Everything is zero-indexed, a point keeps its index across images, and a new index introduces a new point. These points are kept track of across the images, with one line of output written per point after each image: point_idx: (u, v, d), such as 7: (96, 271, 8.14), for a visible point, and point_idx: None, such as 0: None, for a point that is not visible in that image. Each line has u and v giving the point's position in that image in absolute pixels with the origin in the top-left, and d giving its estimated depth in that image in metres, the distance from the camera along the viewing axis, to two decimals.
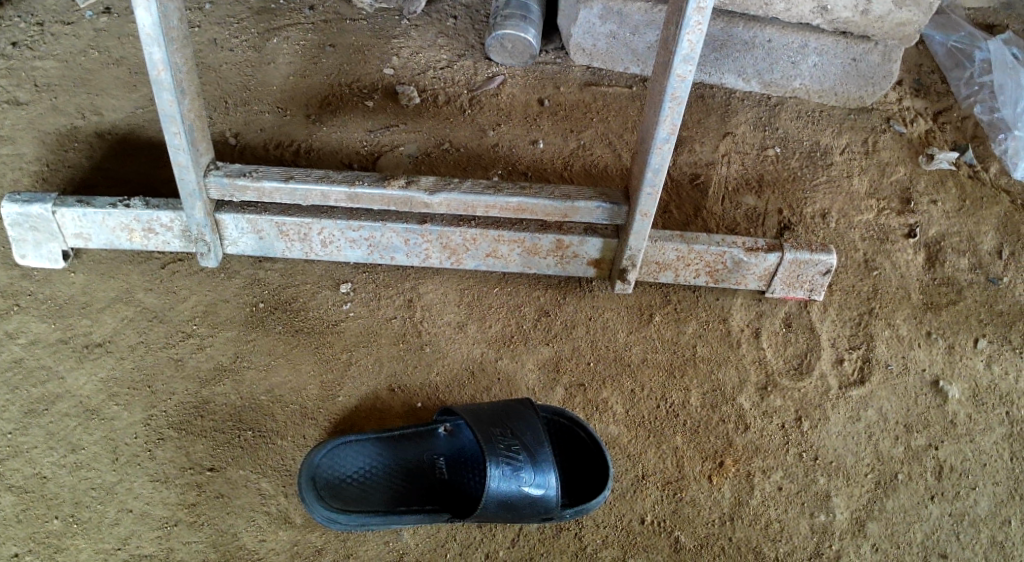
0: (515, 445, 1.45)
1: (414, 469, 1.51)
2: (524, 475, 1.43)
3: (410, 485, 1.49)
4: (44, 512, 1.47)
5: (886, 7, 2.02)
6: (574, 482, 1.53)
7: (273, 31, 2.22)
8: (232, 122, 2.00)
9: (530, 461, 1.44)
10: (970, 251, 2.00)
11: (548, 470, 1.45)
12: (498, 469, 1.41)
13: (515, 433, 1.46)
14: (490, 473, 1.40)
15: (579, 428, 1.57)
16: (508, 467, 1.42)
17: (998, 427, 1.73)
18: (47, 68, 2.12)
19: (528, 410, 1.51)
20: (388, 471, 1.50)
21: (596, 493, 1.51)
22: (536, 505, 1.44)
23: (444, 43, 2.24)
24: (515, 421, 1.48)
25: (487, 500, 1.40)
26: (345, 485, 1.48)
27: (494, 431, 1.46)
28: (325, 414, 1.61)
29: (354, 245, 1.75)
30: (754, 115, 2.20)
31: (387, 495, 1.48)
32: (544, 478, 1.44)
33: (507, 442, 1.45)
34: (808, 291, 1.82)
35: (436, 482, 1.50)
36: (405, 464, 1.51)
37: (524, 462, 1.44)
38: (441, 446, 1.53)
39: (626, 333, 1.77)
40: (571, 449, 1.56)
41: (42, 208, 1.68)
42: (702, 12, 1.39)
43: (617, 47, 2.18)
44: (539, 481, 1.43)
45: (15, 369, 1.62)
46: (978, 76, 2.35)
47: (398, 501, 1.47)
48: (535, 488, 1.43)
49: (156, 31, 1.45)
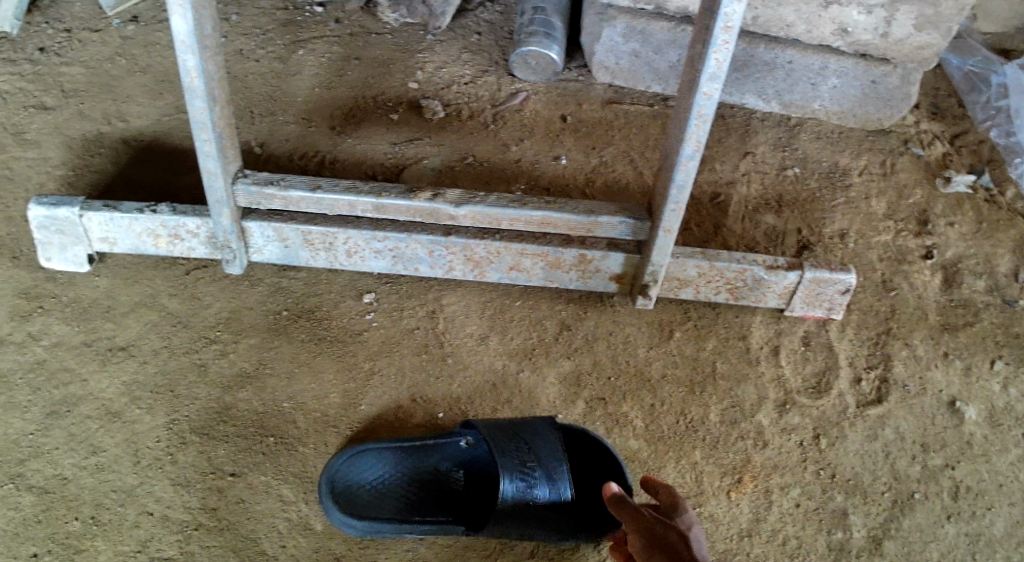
0: (530, 458, 1.44)
1: (429, 479, 1.52)
2: (538, 491, 1.42)
3: (424, 495, 1.50)
4: (64, 512, 1.47)
5: (906, 30, 2.04)
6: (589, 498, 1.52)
7: (299, 43, 2.24)
8: (258, 132, 2.02)
9: (545, 477, 1.43)
10: (986, 273, 2.01)
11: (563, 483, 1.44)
12: (511, 483, 1.41)
13: (531, 445, 1.46)
14: (503, 486, 1.41)
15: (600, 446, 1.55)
16: (522, 478, 1.42)
17: (1015, 448, 1.73)
18: (74, 74, 2.14)
19: (546, 424, 1.50)
20: (403, 479, 1.51)
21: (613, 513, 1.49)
22: (549, 517, 1.43)
23: (468, 58, 2.26)
24: (531, 433, 1.48)
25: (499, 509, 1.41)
26: (359, 491, 1.49)
27: (509, 443, 1.46)
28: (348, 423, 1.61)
29: (378, 256, 1.76)
30: (773, 136, 2.22)
31: (400, 504, 1.49)
32: (558, 493, 1.43)
33: (523, 456, 1.44)
34: (827, 310, 1.84)
35: (451, 493, 1.51)
36: (420, 474, 1.52)
37: (539, 478, 1.43)
38: (458, 457, 1.54)
39: (646, 348, 1.78)
40: (587, 466, 1.55)
41: (69, 212, 1.70)
42: (729, 32, 1.41)
43: (639, 65, 2.20)
44: (551, 495, 1.43)
45: (37, 370, 1.63)
46: (995, 100, 2.37)
47: (411, 510, 1.48)
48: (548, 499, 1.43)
49: (191, 38, 1.47)
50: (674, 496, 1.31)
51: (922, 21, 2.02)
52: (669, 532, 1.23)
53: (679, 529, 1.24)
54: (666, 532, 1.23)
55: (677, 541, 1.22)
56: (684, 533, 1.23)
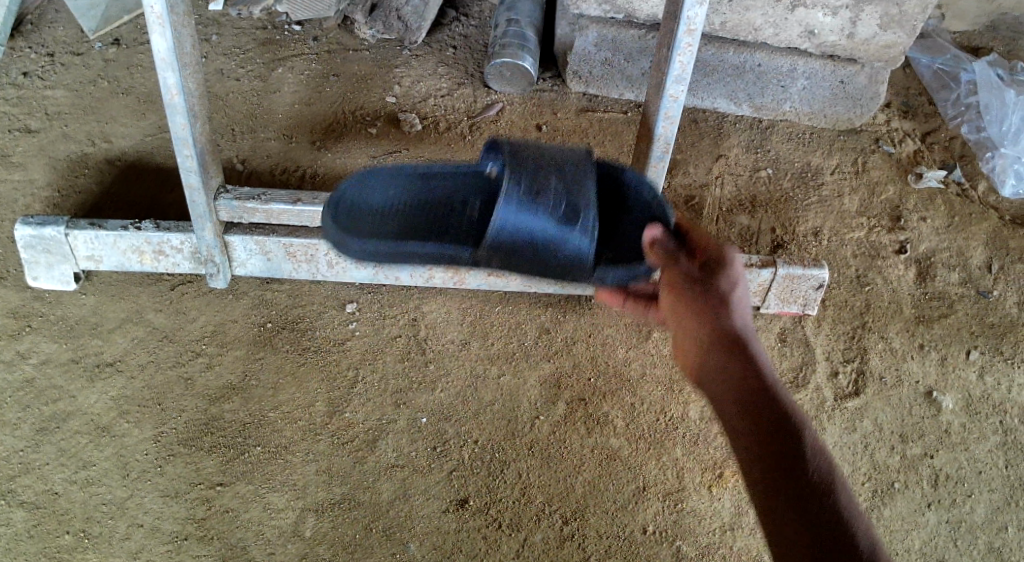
0: (548, 179, 1.43)
1: (438, 206, 1.49)
2: (547, 203, 1.41)
3: (434, 220, 1.49)
4: (56, 527, 1.50)
5: (871, 30, 2.08)
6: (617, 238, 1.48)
7: (278, 61, 2.29)
8: (240, 149, 2.07)
9: (559, 191, 1.42)
10: (960, 266, 2.05)
11: (582, 224, 1.41)
12: (518, 192, 1.41)
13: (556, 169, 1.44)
14: (508, 192, 1.40)
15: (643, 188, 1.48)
16: (528, 195, 1.41)
17: (992, 436, 1.76)
18: (58, 97, 2.18)
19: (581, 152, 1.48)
20: (414, 199, 1.50)
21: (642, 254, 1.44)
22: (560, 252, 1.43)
23: (444, 71, 2.30)
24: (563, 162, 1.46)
25: (493, 230, 1.41)
26: (360, 211, 1.47)
27: (527, 162, 1.44)
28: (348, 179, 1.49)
29: (360, 266, 1.78)
30: (746, 138, 2.25)
31: (405, 224, 1.48)
32: (568, 208, 1.41)
33: (539, 172, 1.43)
34: (802, 305, 1.85)
35: (464, 220, 1.49)
36: (429, 200, 1.50)
37: (553, 189, 1.42)
38: (481, 186, 1.52)
39: (625, 348, 1.80)
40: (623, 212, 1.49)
41: (55, 230, 1.73)
42: (692, 34, 1.47)
43: (612, 74, 2.24)
44: (560, 232, 1.41)
45: (26, 388, 1.66)
46: (965, 97, 2.41)
47: (412, 230, 1.47)
48: (562, 223, 1.41)
49: (170, 56, 1.51)
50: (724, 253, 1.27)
51: (886, 20, 2.06)
52: (705, 290, 1.22)
53: (720, 284, 1.22)
54: (709, 289, 1.22)
55: (712, 297, 1.21)
56: (723, 290, 1.22)
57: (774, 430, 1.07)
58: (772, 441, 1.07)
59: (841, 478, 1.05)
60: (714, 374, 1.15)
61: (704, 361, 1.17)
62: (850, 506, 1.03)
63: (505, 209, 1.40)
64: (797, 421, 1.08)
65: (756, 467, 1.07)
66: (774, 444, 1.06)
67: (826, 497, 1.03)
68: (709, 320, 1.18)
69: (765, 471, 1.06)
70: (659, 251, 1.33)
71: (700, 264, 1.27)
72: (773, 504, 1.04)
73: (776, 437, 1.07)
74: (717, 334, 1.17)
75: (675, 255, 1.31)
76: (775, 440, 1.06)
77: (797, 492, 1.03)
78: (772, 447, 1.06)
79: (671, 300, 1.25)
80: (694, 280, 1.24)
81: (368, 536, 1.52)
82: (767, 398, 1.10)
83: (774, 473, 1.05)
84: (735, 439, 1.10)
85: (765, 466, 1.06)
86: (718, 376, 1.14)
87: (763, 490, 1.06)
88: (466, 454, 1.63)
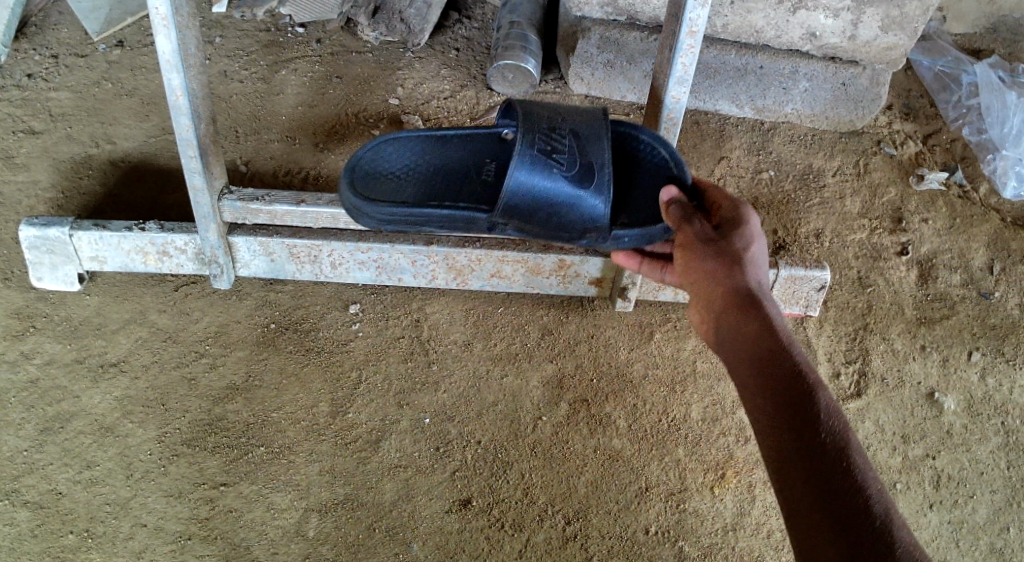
0: (562, 139, 1.45)
1: (452, 171, 1.49)
2: (561, 163, 1.43)
3: (447, 182, 1.48)
4: (60, 527, 1.51)
5: (873, 32, 2.09)
6: (631, 202, 1.48)
7: (281, 63, 2.30)
8: (243, 150, 2.08)
9: (573, 150, 1.44)
10: (962, 267, 2.05)
11: (597, 183, 1.42)
12: (532, 151, 1.42)
13: (569, 133, 1.46)
14: (523, 151, 1.41)
15: (661, 147, 1.51)
16: (541, 155, 1.42)
17: (994, 437, 1.77)
18: (62, 99, 2.18)
19: (598, 112, 1.51)
20: (428, 165, 1.50)
21: (657, 216, 1.45)
22: (575, 213, 1.43)
23: (447, 73, 2.30)
24: (577, 126, 1.47)
25: (508, 190, 1.41)
26: (377, 173, 1.48)
27: (540, 124, 1.46)
28: (362, 147, 1.51)
29: (363, 267, 1.79)
30: (747, 140, 2.26)
31: (419, 187, 1.47)
32: (580, 166, 1.43)
33: (553, 131, 1.46)
34: (804, 307, 1.84)
35: (477, 183, 1.48)
36: (442, 166, 1.50)
37: (568, 148, 1.44)
38: (493, 151, 1.52)
39: (628, 350, 1.80)
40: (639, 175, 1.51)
41: (59, 231, 1.73)
42: (694, 36, 1.48)
43: (614, 76, 2.24)
44: (575, 191, 1.42)
45: (29, 389, 1.67)
46: (966, 99, 2.41)
47: (429, 195, 1.46)
48: (577, 181, 1.42)
49: (175, 57, 1.51)
50: (743, 224, 1.33)
51: (887, 22, 2.07)
52: (724, 254, 1.27)
53: (738, 250, 1.28)
54: (726, 254, 1.27)
55: (730, 260, 1.26)
56: (741, 255, 1.27)
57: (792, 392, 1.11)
58: (786, 400, 1.10)
59: (855, 439, 1.08)
60: (732, 336, 1.21)
61: (721, 322, 1.23)
62: (864, 468, 1.05)
63: (519, 167, 1.41)
64: (812, 381, 1.12)
65: (769, 425, 1.11)
66: (789, 402, 1.10)
67: (841, 461, 1.04)
68: (727, 284, 1.24)
69: (779, 429, 1.09)
70: (674, 210, 1.35)
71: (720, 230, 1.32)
72: (786, 463, 1.07)
73: (790, 396, 1.11)
74: (734, 298, 1.23)
75: (689, 215, 1.34)
76: (790, 399, 1.10)
77: (811, 452, 1.06)
78: (787, 407, 1.10)
79: (689, 262, 1.30)
80: (711, 244, 1.29)
81: (371, 536, 1.52)
82: (783, 359, 1.14)
83: (788, 432, 1.08)
84: (749, 397, 1.15)
85: (780, 424, 1.10)
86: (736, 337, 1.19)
87: (776, 449, 1.09)
88: (469, 455, 1.63)
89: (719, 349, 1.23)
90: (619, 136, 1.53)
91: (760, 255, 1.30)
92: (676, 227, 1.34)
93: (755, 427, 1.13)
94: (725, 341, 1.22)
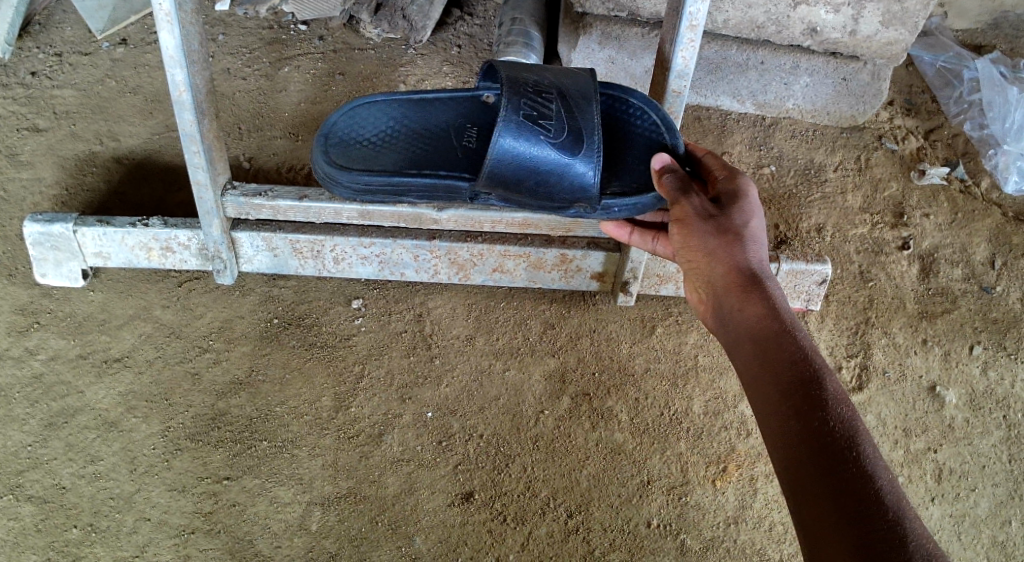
0: (548, 103, 1.45)
1: (434, 139, 1.52)
2: (547, 128, 1.42)
3: (428, 150, 1.50)
4: (65, 520, 1.52)
5: (873, 26, 2.08)
6: (622, 170, 1.49)
7: (283, 60, 2.30)
8: (246, 147, 2.09)
9: (559, 115, 1.44)
10: (963, 262, 2.05)
11: (587, 150, 1.42)
12: (516, 116, 1.42)
13: (557, 96, 1.46)
14: (507, 116, 1.42)
15: (651, 111, 1.51)
16: (527, 121, 1.42)
17: (996, 431, 1.77)
18: (65, 97, 2.19)
19: (585, 77, 1.51)
20: (409, 133, 1.53)
21: (648, 186, 1.46)
22: (563, 182, 1.43)
23: (449, 70, 2.31)
24: (566, 90, 1.48)
25: (492, 158, 1.42)
26: (359, 142, 1.52)
27: (525, 88, 1.45)
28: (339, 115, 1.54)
29: (365, 261, 1.80)
30: (749, 135, 2.26)
31: (399, 156, 1.50)
32: (567, 131, 1.43)
33: (539, 95, 1.46)
34: (804, 302, 1.84)
35: (460, 150, 1.51)
36: (424, 135, 1.52)
37: (554, 113, 1.44)
38: (476, 118, 1.55)
39: (629, 344, 1.81)
40: (629, 141, 1.51)
41: (64, 227, 1.74)
42: (694, 29, 1.49)
43: (615, 71, 2.25)
44: (564, 157, 1.42)
45: (35, 384, 1.68)
46: (968, 94, 2.41)
47: (410, 164, 1.49)
48: (564, 148, 1.42)
49: (179, 53, 1.53)
50: (744, 199, 1.34)
51: (889, 17, 2.06)
52: (725, 232, 1.29)
53: (738, 227, 1.30)
54: (727, 232, 1.29)
55: (731, 238, 1.28)
56: (740, 234, 1.29)
57: (797, 377, 1.12)
58: (792, 388, 1.11)
59: (863, 426, 1.08)
60: (735, 318, 1.23)
61: (723, 301, 1.25)
62: (873, 457, 1.05)
63: (504, 133, 1.41)
64: (818, 368, 1.12)
65: (773, 411, 1.11)
66: (796, 389, 1.11)
67: (848, 451, 1.05)
68: (729, 264, 1.26)
69: (784, 414, 1.10)
70: (669, 180, 1.36)
71: (721, 207, 1.33)
72: (791, 451, 1.08)
73: (796, 384, 1.11)
74: (736, 280, 1.25)
75: (687, 189, 1.35)
76: (796, 387, 1.11)
77: (817, 439, 1.06)
78: (793, 395, 1.11)
79: (689, 238, 1.31)
80: (710, 219, 1.30)
81: (373, 530, 1.53)
82: (788, 345, 1.16)
83: (793, 419, 1.09)
84: (753, 383, 1.16)
85: (785, 411, 1.10)
86: (741, 318, 1.22)
87: (781, 436, 1.09)
88: (472, 450, 1.64)
89: (721, 328, 1.26)
90: (608, 101, 1.54)
91: (761, 232, 1.31)
92: (672, 200, 1.35)
93: (758, 411, 1.14)
94: (727, 322, 1.24)
